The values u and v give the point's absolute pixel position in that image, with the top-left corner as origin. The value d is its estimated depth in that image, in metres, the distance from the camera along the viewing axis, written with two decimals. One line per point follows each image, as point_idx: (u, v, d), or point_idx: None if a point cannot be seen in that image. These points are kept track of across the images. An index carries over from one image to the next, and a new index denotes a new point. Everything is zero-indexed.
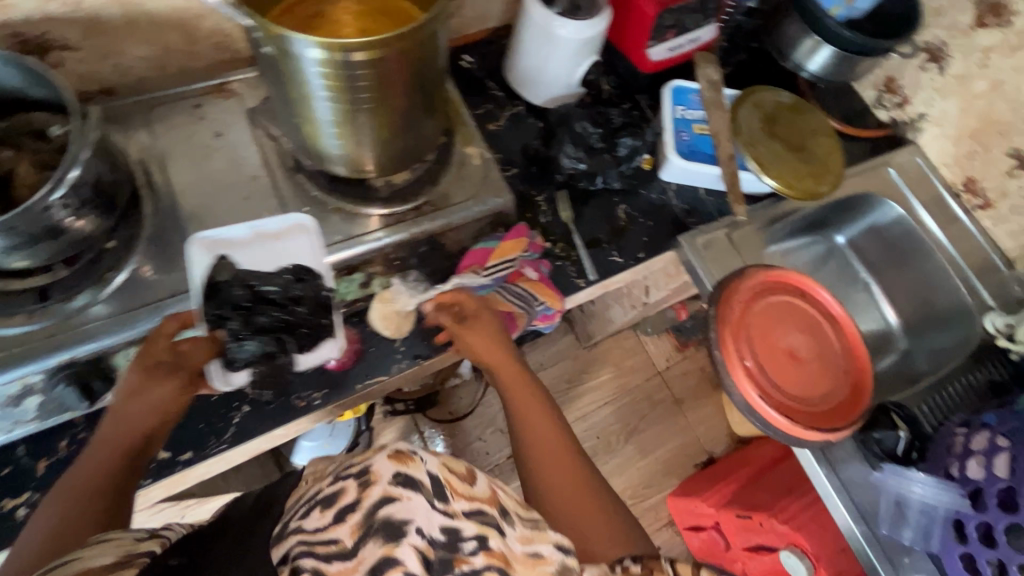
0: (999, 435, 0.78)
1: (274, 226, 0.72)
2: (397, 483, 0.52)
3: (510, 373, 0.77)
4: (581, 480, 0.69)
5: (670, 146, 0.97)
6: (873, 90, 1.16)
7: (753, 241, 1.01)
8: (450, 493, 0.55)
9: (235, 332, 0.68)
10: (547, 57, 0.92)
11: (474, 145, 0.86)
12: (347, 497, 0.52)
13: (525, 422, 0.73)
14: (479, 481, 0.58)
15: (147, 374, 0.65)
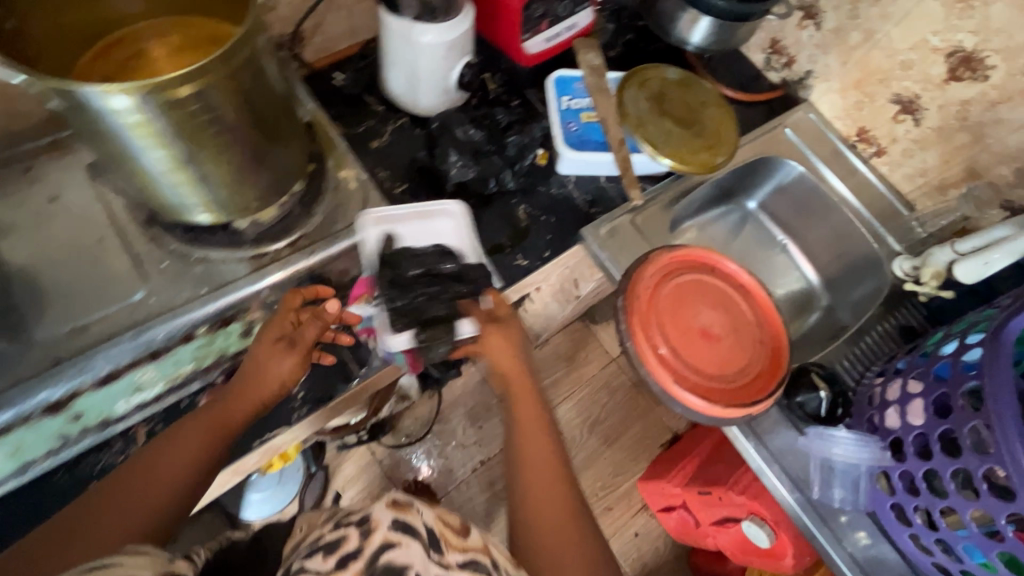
0: (910, 381, 0.77)
1: (428, 209, 0.82)
2: (393, 527, 0.59)
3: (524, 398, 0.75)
4: (570, 521, 0.68)
5: (561, 137, 0.94)
6: (762, 53, 1.17)
7: (659, 222, 1.00)
8: (445, 545, 0.61)
9: (436, 295, 0.75)
10: (416, 65, 0.88)
11: (349, 168, 0.81)
12: (350, 543, 0.57)
13: (524, 458, 0.71)
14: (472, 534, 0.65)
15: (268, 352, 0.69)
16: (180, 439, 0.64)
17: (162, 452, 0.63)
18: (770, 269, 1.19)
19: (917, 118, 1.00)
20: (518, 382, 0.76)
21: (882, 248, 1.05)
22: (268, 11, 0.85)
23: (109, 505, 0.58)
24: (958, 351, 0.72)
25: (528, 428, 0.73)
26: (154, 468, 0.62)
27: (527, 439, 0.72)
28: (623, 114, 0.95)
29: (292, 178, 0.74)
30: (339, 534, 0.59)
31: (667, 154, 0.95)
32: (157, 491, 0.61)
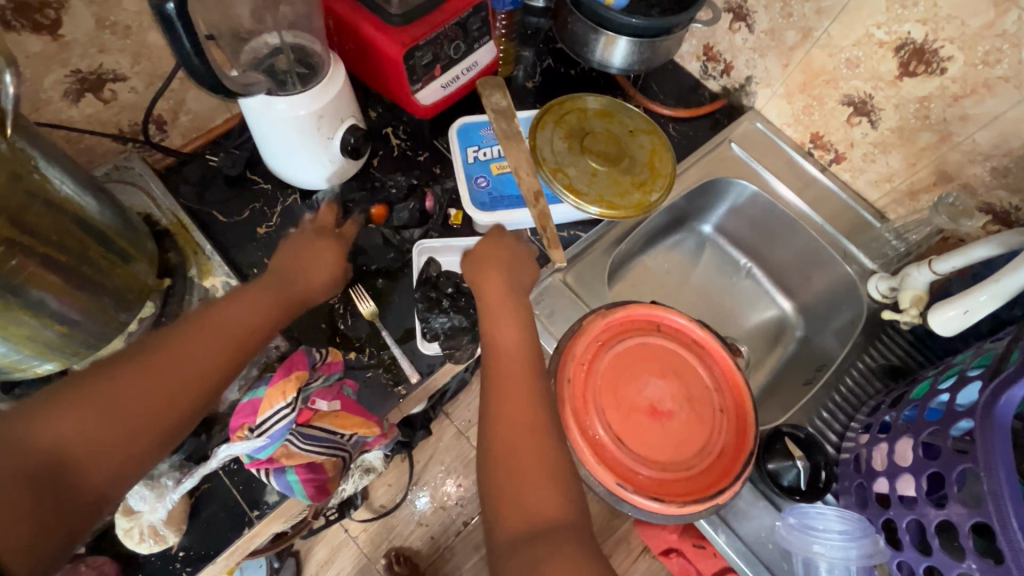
0: (895, 448, 0.66)
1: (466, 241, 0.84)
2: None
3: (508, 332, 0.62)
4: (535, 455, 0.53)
5: (466, 198, 0.84)
6: (697, 61, 1.05)
7: (595, 273, 0.87)
8: None
9: (443, 310, 0.77)
10: (287, 142, 0.76)
11: (216, 275, 0.70)
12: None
13: (494, 407, 0.56)
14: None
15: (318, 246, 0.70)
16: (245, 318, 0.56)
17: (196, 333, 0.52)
18: (737, 298, 1.06)
19: (873, 120, 0.88)
20: (494, 330, 0.63)
21: (852, 267, 0.93)
22: (108, 104, 0.74)
23: (123, 375, 0.47)
24: (949, 417, 0.60)
25: (506, 370, 0.59)
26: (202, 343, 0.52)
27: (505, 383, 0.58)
28: (537, 161, 0.84)
29: (133, 306, 0.62)
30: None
31: (593, 199, 0.84)
32: (199, 373, 0.50)
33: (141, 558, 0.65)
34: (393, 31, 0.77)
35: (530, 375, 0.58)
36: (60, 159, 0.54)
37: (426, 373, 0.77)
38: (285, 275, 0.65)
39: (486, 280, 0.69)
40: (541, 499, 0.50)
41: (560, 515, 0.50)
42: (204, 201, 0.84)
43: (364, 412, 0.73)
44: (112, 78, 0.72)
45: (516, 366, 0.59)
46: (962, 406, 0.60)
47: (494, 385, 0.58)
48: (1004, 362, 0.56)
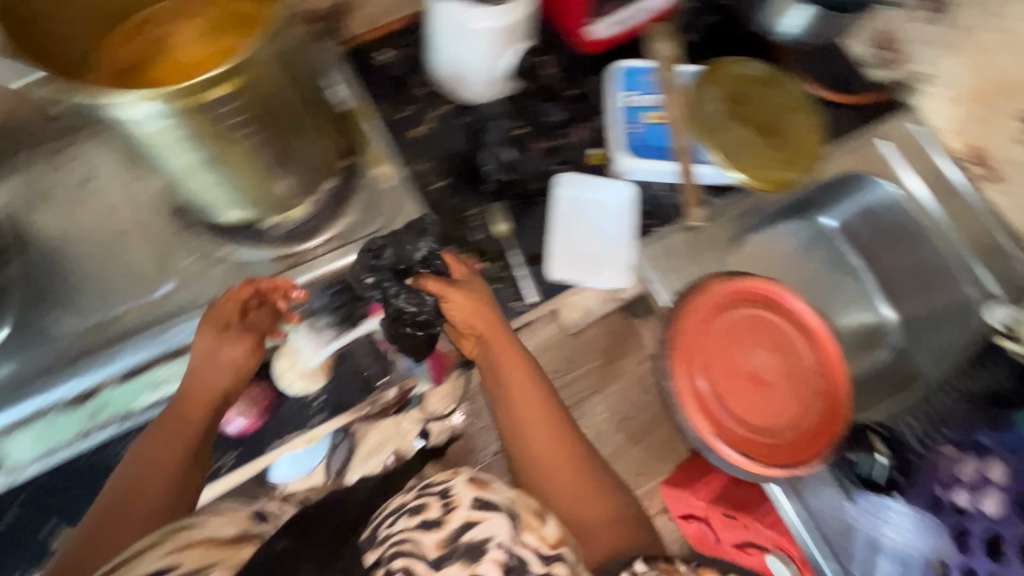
0: (990, 466, 0.72)
1: (603, 191, 0.86)
2: (475, 508, 0.55)
3: (507, 367, 0.69)
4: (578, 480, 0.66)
5: (611, 140, 0.86)
6: (867, 47, 1.01)
7: (720, 239, 0.87)
8: (519, 526, 0.54)
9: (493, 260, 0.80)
10: (466, 51, 0.79)
11: (384, 165, 0.75)
12: (433, 513, 0.55)
13: (521, 439, 0.67)
14: (551, 527, 0.57)
15: (215, 345, 0.63)
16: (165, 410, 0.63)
17: (148, 456, 0.62)
18: (838, 295, 1.05)
19: None
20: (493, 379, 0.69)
21: (973, 289, 0.93)
22: None
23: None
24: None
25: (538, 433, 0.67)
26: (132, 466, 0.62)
27: (517, 409, 0.68)
28: (690, 117, 0.85)
29: (320, 178, 0.70)
30: (423, 500, 0.56)
31: (737, 165, 0.84)
32: (143, 493, 0.60)
33: (287, 393, 0.76)
34: None
35: (543, 413, 0.68)
36: (297, 28, 0.59)
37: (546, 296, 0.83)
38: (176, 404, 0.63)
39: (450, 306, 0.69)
40: (586, 511, 0.65)
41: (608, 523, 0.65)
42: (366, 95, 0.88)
43: None
44: None
45: (524, 399, 0.68)
46: None
47: (515, 413, 0.68)
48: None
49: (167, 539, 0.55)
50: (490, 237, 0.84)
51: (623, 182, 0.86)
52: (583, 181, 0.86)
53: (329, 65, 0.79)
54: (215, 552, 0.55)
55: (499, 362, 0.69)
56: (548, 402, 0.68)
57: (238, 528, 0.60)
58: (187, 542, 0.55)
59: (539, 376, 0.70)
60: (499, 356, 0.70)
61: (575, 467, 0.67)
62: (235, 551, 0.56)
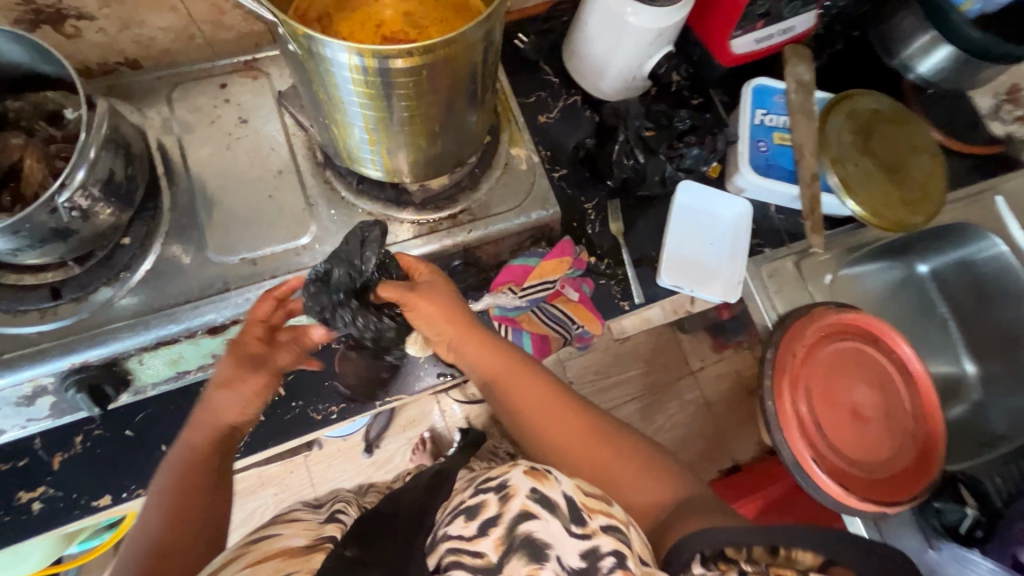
0: None
1: (721, 207, 0.87)
2: (535, 498, 0.40)
3: (513, 376, 0.59)
4: (623, 460, 0.55)
5: (743, 158, 0.84)
6: (992, 97, 1.03)
7: (828, 269, 0.87)
8: (587, 511, 0.41)
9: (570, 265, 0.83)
10: (614, 47, 0.80)
11: (522, 147, 0.76)
12: (490, 511, 0.40)
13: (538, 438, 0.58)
14: (615, 504, 0.44)
15: (244, 373, 0.54)
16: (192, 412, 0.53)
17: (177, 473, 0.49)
18: (921, 342, 1.06)
19: None
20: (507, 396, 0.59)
21: None
22: None
23: None
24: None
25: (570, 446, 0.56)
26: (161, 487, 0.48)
27: (524, 407, 0.58)
28: (821, 145, 0.84)
29: (468, 154, 0.70)
30: (479, 497, 0.41)
31: (860, 201, 0.84)
32: (174, 529, 0.45)
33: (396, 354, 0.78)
34: None
35: (548, 393, 0.59)
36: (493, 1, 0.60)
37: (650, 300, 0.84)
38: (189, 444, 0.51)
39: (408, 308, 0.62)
40: (650, 486, 0.53)
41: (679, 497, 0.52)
42: None
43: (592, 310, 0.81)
44: None
45: (523, 384, 0.59)
46: None
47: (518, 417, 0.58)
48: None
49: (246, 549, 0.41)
50: (605, 233, 0.85)
51: (742, 200, 0.87)
52: (703, 193, 0.87)
53: None
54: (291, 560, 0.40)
55: (475, 363, 0.61)
56: (554, 390, 0.59)
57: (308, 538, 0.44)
58: (259, 556, 0.40)
59: (532, 364, 0.61)
60: (482, 357, 0.60)
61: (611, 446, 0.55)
62: (308, 560, 0.41)
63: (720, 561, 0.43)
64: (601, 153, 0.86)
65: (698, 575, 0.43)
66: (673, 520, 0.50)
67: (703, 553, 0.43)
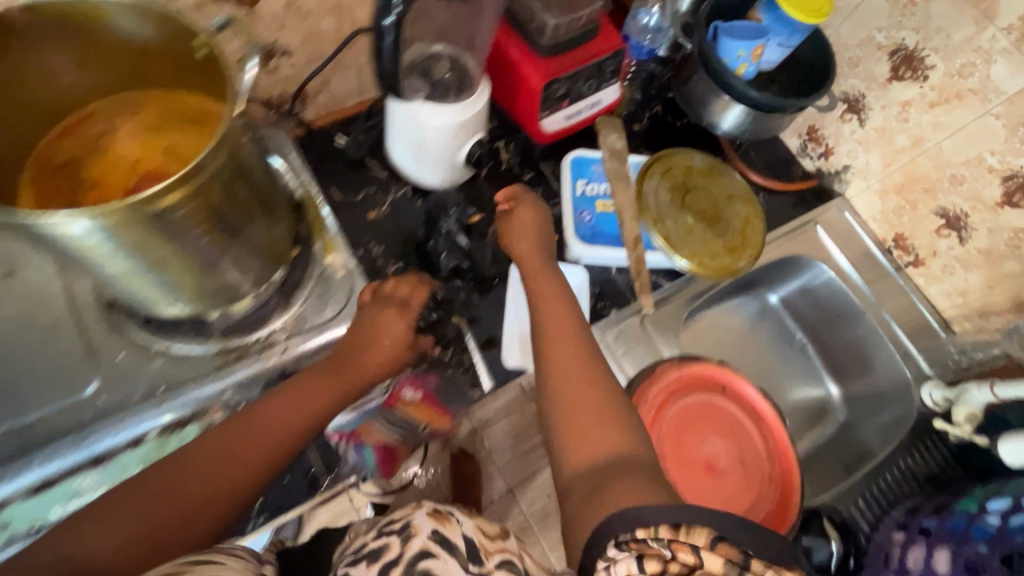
0: (936, 547, 0.73)
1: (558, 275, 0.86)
2: (434, 538, 0.46)
3: (563, 326, 0.68)
4: (611, 428, 0.58)
5: (571, 229, 0.87)
6: (798, 138, 1.08)
7: (672, 321, 0.91)
8: (484, 553, 0.47)
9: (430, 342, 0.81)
10: (421, 144, 0.81)
11: (336, 253, 0.75)
12: (391, 553, 0.45)
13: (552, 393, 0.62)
14: (510, 538, 0.52)
15: (398, 331, 0.68)
16: (287, 394, 0.60)
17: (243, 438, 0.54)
18: (787, 370, 1.09)
19: (963, 236, 0.91)
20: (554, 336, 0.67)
21: (910, 368, 0.97)
22: (269, 73, 0.78)
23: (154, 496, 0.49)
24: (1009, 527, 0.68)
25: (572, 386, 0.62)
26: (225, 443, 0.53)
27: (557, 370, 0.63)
28: (641, 207, 0.88)
29: (269, 269, 0.68)
30: (382, 540, 0.46)
31: (686, 254, 0.88)
32: (251, 450, 0.54)
33: None
34: (538, 60, 0.83)
35: (579, 351, 0.65)
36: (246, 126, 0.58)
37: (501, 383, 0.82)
38: (346, 368, 0.64)
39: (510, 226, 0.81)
40: (609, 443, 0.57)
41: (628, 452, 0.56)
42: (326, 177, 0.89)
43: (438, 406, 0.78)
44: (280, 52, 0.77)
45: (565, 339, 0.67)
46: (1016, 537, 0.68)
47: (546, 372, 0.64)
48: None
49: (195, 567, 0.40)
50: (452, 322, 0.83)
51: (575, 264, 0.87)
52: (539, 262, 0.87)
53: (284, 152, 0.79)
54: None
55: (546, 322, 0.70)
56: (597, 384, 0.62)
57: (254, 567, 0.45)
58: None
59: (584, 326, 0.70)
60: (544, 301, 0.72)
61: (613, 420, 0.58)
62: None
63: (626, 545, 0.46)
64: (432, 243, 0.87)
65: (608, 555, 0.46)
66: (603, 483, 0.53)
67: (616, 537, 0.46)
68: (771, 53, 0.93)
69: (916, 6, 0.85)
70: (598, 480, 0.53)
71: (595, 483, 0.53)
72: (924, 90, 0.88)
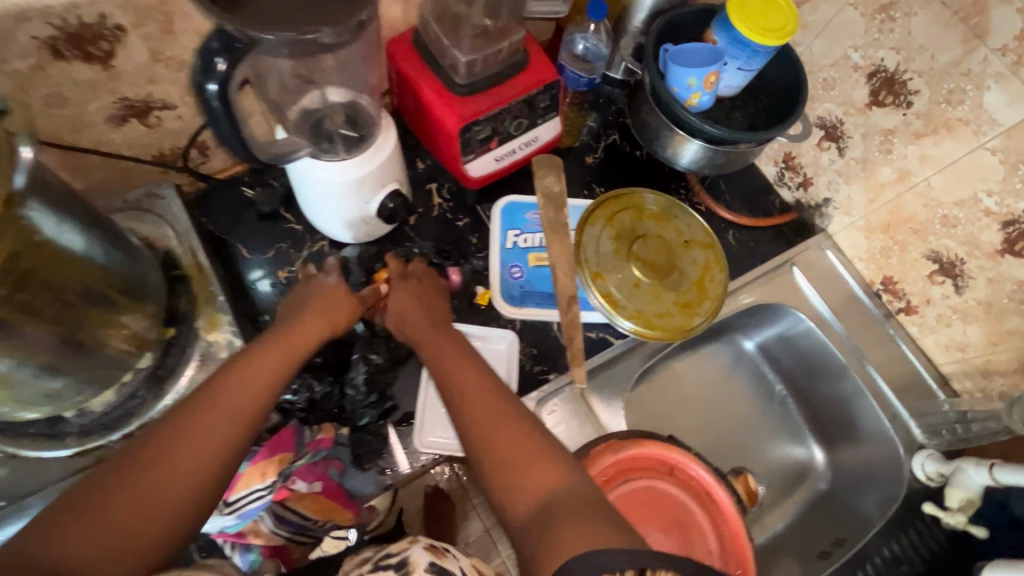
0: None
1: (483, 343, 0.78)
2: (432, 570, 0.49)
3: (461, 368, 0.62)
4: (546, 461, 0.52)
5: (495, 288, 0.81)
6: (774, 166, 0.96)
7: (617, 385, 0.81)
8: None
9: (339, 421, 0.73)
10: (322, 203, 0.72)
11: (220, 331, 0.67)
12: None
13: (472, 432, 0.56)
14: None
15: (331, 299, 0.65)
16: (217, 390, 0.52)
17: (191, 430, 0.48)
18: (765, 427, 0.96)
19: (959, 285, 0.79)
20: (455, 372, 0.62)
21: (900, 434, 0.84)
22: (151, 129, 0.71)
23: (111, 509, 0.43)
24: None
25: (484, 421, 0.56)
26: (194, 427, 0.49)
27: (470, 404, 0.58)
28: (578, 261, 0.78)
29: (128, 361, 0.61)
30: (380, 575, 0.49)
31: (629, 314, 0.77)
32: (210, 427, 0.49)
33: None
34: (454, 100, 0.74)
35: (490, 382, 0.61)
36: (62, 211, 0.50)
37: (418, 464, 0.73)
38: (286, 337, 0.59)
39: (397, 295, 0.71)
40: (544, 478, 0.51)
41: (560, 482, 0.51)
42: (234, 233, 0.82)
43: (343, 499, 0.70)
44: (160, 106, 0.69)
45: (473, 370, 0.62)
46: None
47: (467, 418, 0.57)
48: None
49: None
50: (366, 401, 0.74)
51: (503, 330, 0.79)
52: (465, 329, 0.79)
53: (170, 218, 0.72)
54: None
55: (442, 361, 0.64)
56: (502, 402, 0.58)
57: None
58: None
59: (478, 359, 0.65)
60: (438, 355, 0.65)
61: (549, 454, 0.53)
62: None
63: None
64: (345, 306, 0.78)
65: None
66: (555, 511, 0.48)
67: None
68: (731, 78, 0.81)
69: (895, 22, 0.72)
70: (544, 524, 0.48)
71: (543, 524, 0.47)
72: (908, 118, 0.75)
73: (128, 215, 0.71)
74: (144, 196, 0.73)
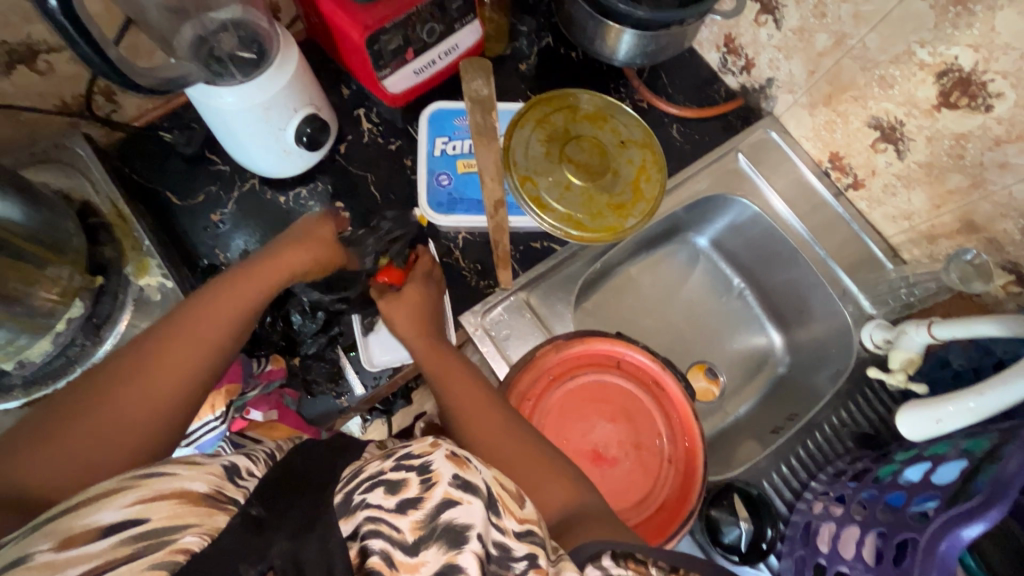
0: (854, 506, 0.66)
1: None
2: (457, 484, 0.39)
3: (465, 381, 0.61)
4: (563, 482, 0.53)
5: (422, 196, 0.81)
6: (716, 51, 0.92)
7: (560, 291, 0.81)
8: (501, 508, 0.41)
9: (292, 351, 0.75)
10: (238, 136, 0.69)
11: (151, 274, 0.68)
12: (412, 491, 0.39)
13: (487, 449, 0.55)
14: (529, 504, 0.45)
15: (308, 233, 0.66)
16: (182, 329, 0.52)
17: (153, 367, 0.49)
18: (725, 320, 0.96)
19: (901, 150, 0.77)
20: (458, 386, 0.61)
21: (849, 308, 0.85)
22: (44, 76, 0.67)
23: (61, 438, 0.42)
24: (913, 487, 0.60)
25: (485, 428, 0.57)
26: (123, 387, 0.47)
27: (476, 423, 0.57)
28: (507, 166, 0.78)
29: (55, 310, 0.61)
30: (402, 474, 0.40)
31: (560, 217, 0.77)
32: (164, 379, 0.48)
33: None
34: (357, 9, 0.69)
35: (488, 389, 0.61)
36: None
37: (383, 410, 0.84)
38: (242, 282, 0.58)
39: (394, 309, 0.68)
40: (560, 495, 0.51)
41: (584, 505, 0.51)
42: (160, 180, 0.80)
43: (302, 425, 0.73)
44: (45, 49, 0.65)
45: (470, 385, 0.61)
46: (937, 481, 0.58)
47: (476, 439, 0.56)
48: (970, 490, 0.53)
49: (141, 483, 0.37)
50: (313, 327, 0.74)
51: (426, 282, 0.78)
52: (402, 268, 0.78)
53: (83, 167, 0.71)
54: (193, 509, 0.36)
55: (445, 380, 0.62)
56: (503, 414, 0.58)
57: (210, 484, 0.39)
58: (156, 492, 0.36)
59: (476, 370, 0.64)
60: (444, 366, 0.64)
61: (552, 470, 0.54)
62: (212, 518, 0.37)
63: (626, 560, 0.41)
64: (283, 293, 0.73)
65: (602, 563, 0.41)
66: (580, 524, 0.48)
67: (613, 549, 0.42)
68: None
69: None
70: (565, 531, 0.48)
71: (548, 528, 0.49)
72: None
73: (41, 169, 0.70)
74: (51, 146, 0.71)
